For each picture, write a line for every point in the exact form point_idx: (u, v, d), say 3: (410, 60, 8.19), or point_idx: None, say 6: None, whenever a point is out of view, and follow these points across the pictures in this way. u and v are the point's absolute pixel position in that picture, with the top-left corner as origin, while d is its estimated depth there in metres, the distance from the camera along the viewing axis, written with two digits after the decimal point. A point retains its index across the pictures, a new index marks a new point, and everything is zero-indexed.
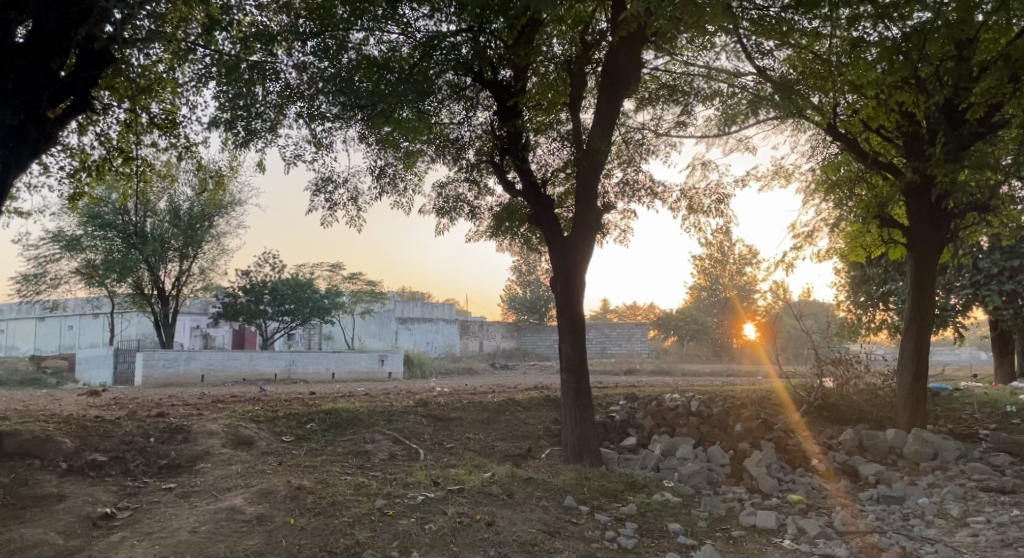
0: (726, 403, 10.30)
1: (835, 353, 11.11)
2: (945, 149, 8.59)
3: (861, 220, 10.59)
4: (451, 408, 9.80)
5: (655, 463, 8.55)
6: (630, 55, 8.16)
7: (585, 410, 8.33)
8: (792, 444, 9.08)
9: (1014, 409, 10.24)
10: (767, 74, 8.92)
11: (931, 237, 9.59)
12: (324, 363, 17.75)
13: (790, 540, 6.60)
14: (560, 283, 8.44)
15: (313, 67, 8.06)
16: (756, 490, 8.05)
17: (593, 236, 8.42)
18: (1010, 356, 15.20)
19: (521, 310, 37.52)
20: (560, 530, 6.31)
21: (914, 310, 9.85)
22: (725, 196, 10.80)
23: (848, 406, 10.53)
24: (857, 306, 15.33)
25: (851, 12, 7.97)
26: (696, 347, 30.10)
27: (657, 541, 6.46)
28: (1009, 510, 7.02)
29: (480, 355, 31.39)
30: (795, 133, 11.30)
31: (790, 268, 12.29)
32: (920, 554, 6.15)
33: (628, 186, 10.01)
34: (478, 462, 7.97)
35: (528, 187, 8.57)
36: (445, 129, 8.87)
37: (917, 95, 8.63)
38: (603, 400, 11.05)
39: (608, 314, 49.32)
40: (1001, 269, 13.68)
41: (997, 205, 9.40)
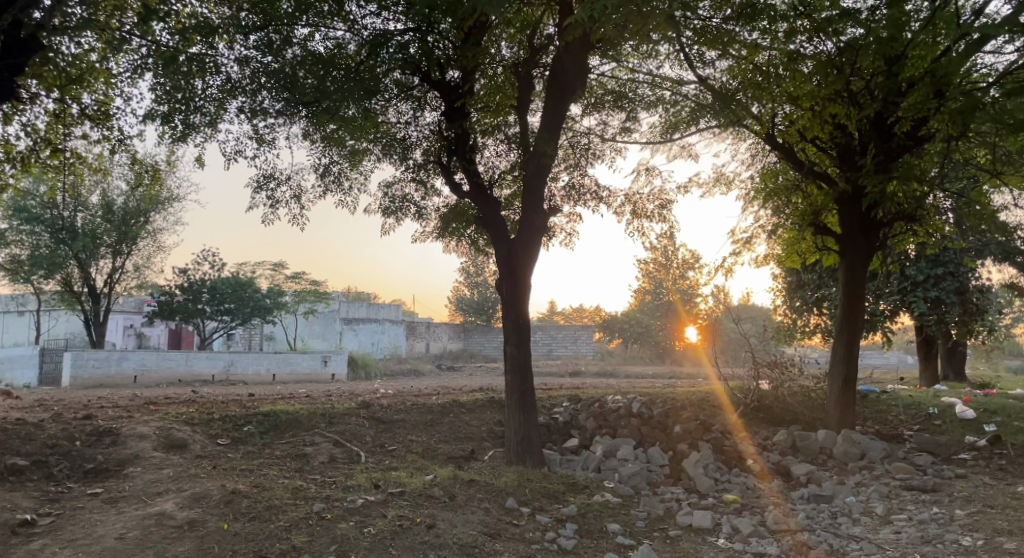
0: (666, 405, 10.51)
1: (771, 356, 11.44)
2: (875, 161, 9.00)
3: (796, 227, 10.94)
4: (394, 410, 9.73)
5: (597, 464, 8.65)
6: (576, 61, 8.25)
7: (528, 411, 8.38)
8: (729, 444, 9.31)
9: (936, 411, 10.73)
10: (709, 83, 9.16)
11: (862, 245, 9.96)
12: (265, 364, 17.38)
13: (725, 538, 6.76)
14: (506, 284, 8.44)
15: (255, 62, 7.89)
16: (693, 490, 8.22)
17: (539, 238, 8.48)
18: (934, 360, 15.84)
19: (468, 311, 37.58)
20: (500, 532, 6.33)
21: (846, 315, 10.23)
22: (668, 202, 11.04)
23: (782, 407, 10.86)
24: (793, 310, 15.82)
25: (788, 26, 8.36)
26: (640, 349, 30.64)
27: (597, 541, 6.54)
28: (929, 508, 7.34)
29: (426, 357, 31.26)
30: (735, 141, 11.62)
31: (730, 273, 12.58)
32: (846, 551, 6.36)
33: (574, 190, 10.11)
34: (420, 464, 7.93)
35: (475, 188, 8.55)
36: (392, 128, 8.78)
37: (849, 107, 8.95)
38: (547, 401, 11.15)
39: (556, 316, 49.71)
40: (927, 277, 14.36)
41: (923, 215, 9.85)
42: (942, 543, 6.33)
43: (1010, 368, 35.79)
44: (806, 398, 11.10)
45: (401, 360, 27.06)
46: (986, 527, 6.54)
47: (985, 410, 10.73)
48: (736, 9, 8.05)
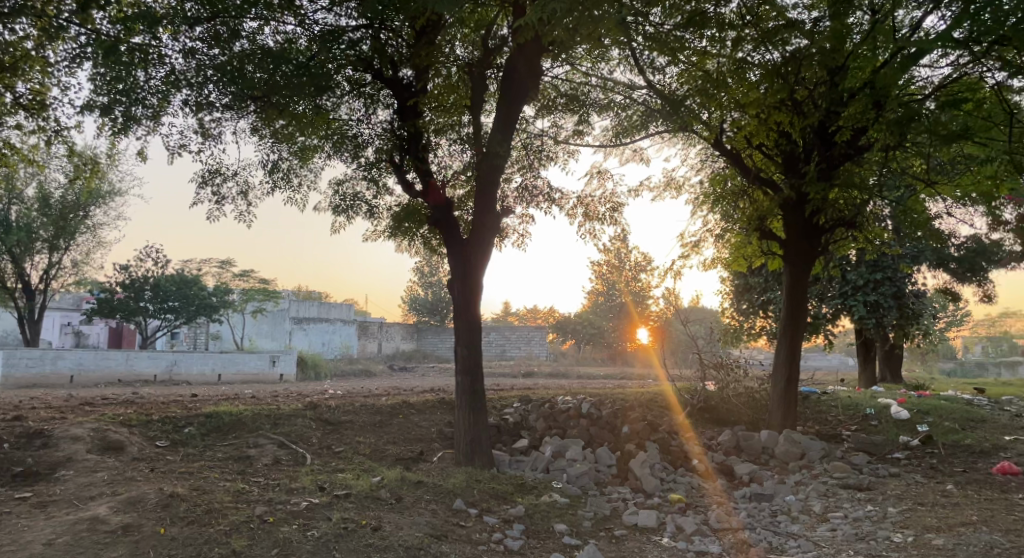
0: (615, 405, 10.62)
1: (717, 357, 11.67)
2: (818, 168, 9.28)
3: (743, 232, 11.20)
4: (342, 411, 9.60)
5: (545, 464, 8.69)
6: (529, 64, 8.27)
7: (478, 413, 8.36)
8: (675, 445, 9.46)
9: (873, 411, 11.09)
10: (658, 88, 9.28)
11: (806, 250, 10.23)
12: (210, 364, 16.97)
13: (669, 538, 6.85)
14: (457, 284, 8.43)
15: (201, 54, 7.69)
16: (639, 490, 8.31)
17: (492, 239, 8.47)
18: (873, 362, 16.33)
19: (422, 312, 37.44)
20: (447, 534, 6.30)
21: (789, 318, 10.50)
22: (619, 204, 11.17)
23: (727, 408, 11.08)
24: (740, 313, 16.20)
25: (736, 34, 8.57)
26: (593, 350, 30.98)
27: (543, 542, 6.56)
28: (864, 506, 7.57)
29: (379, 357, 30.98)
30: (685, 146, 11.81)
31: (678, 276, 12.78)
32: (784, 548, 6.52)
33: (527, 192, 10.13)
34: (367, 466, 7.84)
35: (428, 187, 8.52)
36: (343, 125, 8.64)
37: (794, 116, 9.15)
38: (498, 402, 11.17)
39: (510, 317, 49.78)
40: (867, 281, 14.83)
41: (862, 221, 10.15)
42: (875, 540, 6.52)
43: (944, 369, 37.28)
44: (751, 398, 11.33)
45: (352, 360, 26.94)
46: (917, 524, 6.76)
47: (918, 410, 11.13)
48: (687, 15, 8.19)
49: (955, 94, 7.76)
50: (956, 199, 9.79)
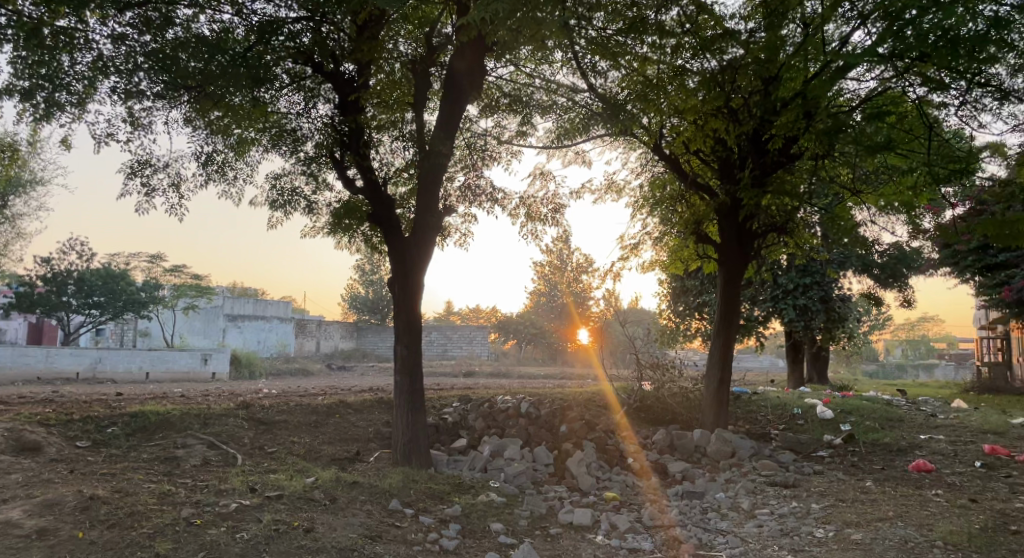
0: (553, 405, 10.70)
1: (654, 357, 11.90)
2: (752, 175, 9.56)
3: (680, 235, 11.47)
4: (275, 411, 9.40)
5: (483, 464, 8.70)
6: (474, 63, 8.27)
7: (416, 413, 8.30)
8: (611, 444, 9.59)
9: (800, 411, 11.50)
10: (600, 92, 9.39)
11: (740, 254, 10.52)
12: (137, 362, 16.40)
13: (603, 535, 6.94)
14: (398, 282, 8.36)
15: (131, 40, 7.41)
16: (575, 489, 8.39)
17: (433, 238, 8.43)
18: (801, 363, 16.91)
19: (362, 310, 37.00)
20: (382, 534, 6.23)
21: (723, 320, 10.78)
22: (561, 205, 11.26)
23: (663, 408, 11.32)
24: (676, 315, 16.60)
25: (675, 42, 8.79)
26: (534, 350, 31.24)
27: (479, 541, 6.55)
28: (789, 502, 7.83)
29: (317, 356, 30.45)
30: (626, 150, 11.99)
31: (617, 278, 12.97)
32: (713, 545, 6.70)
33: (469, 191, 10.11)
34: (301, 466, 7.69)
35: (369, 184, 8.41)
36: (282, 118, 8.46)
37: (730, 123, 9.40)
38: (437, 401, 11.11)
39: (451, 316, 49.67)
40: (796, 286, 15.39)
41: (792, 227, 10.53)
42: (798, 535, 6.76)
43: (867, 370, 38.99)
44: (685, 398, 11.59)
45: (288, 361, 25.71)
46: (837, 520, 7.04)
47: (842, 410, 11.59)
48: (628, 22, 8.37)
49: (879, 107, 8.11)
50: (879, 208, 10.24)
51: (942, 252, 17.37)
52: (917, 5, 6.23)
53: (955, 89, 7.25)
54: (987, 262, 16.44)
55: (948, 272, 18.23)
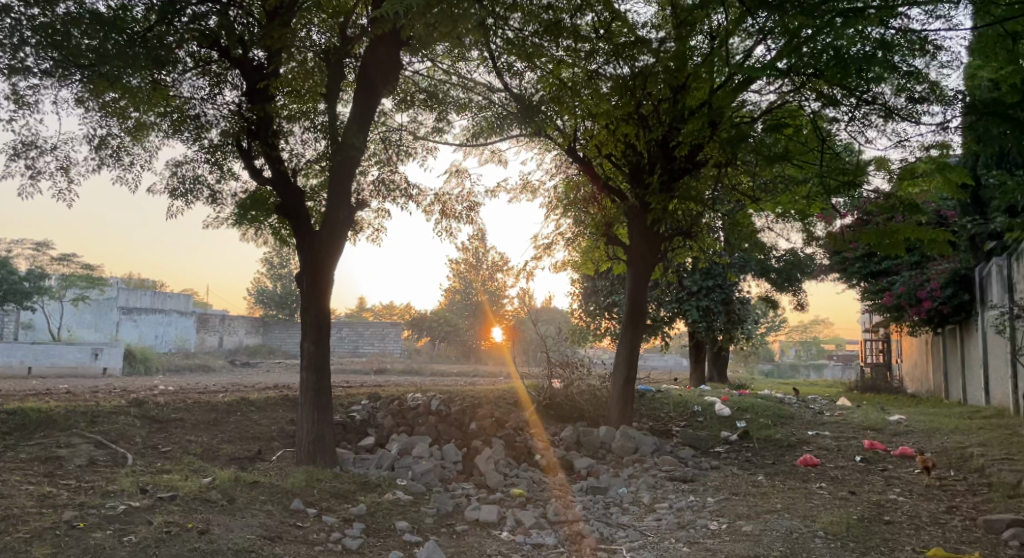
0: (463, 403, 10.72)
1: (563, 355, 12.11)
2: (661, 180, 9.86)
3: (592, 236, 11.72)
4: (172, 409, 8.97)
5: (390, 462, 8.61)
6: (388, 56, 8.18)
7: (323, 410, 8.13)
8: (520, 440, 9.69)
9: (700, 409, 11.98)
10: (516, 93, 9.48)
11: (648, 256, 10.83)
12: (17, 355, 15.39)
13: (508, 532, 7.01)
14: (307, 278, 8.15)
15: (16, 13, 6.89)
16: (482, 486, 8.42)
17: (344, 233, 8.26)
18: (703, 362, 17.60)
19: (270, 305, 35.98)
20: (282, 535, 6.06)
21: (630, 321, 11.08)
22: (476, 204, 11.29)
23: (571, 405, 11.52)
24: (587, 314, 17.10)
25: (589, 47, 8.99)
26: (447, 348, 31.16)
27: (382, 540, 6.47)
28: (686, 497, 8.13)
29: (220, 352, 29.37)
30: (542, 151, 12.14)
31: (530, 276, 13.13)
32: (614, 538, 6.88)
33: (383, 186, 9.96)
34: (197, 466, 7.39)
35: (278, 175, 8.16)
36: (184, 103, 8.11)
37: (639, 129, 9.69)
38: (345, 399, 10.91)
39: (364, 312, 48.93)
40: (700, 288, 16.05)
41: (696, 232, 10.95)
42: (694, 528, 7.03)
43: (763, 370, 41.11)
44: (593, 396, 11.83)
45: (190, 361, 22.37)
46: (730, 513, 7.36)
47: (738, 408, 12.15)
48: (544, 24, 8.51)
49: (778, 119, 8.52)
50: (777, 215, 10.77)
51: (832, 260, 18.52)
52: (813, 25, 6.57)
53: (845, 105, 7.71)
54: (871, 270, 17.64)
55: (836, 278, 19.46)
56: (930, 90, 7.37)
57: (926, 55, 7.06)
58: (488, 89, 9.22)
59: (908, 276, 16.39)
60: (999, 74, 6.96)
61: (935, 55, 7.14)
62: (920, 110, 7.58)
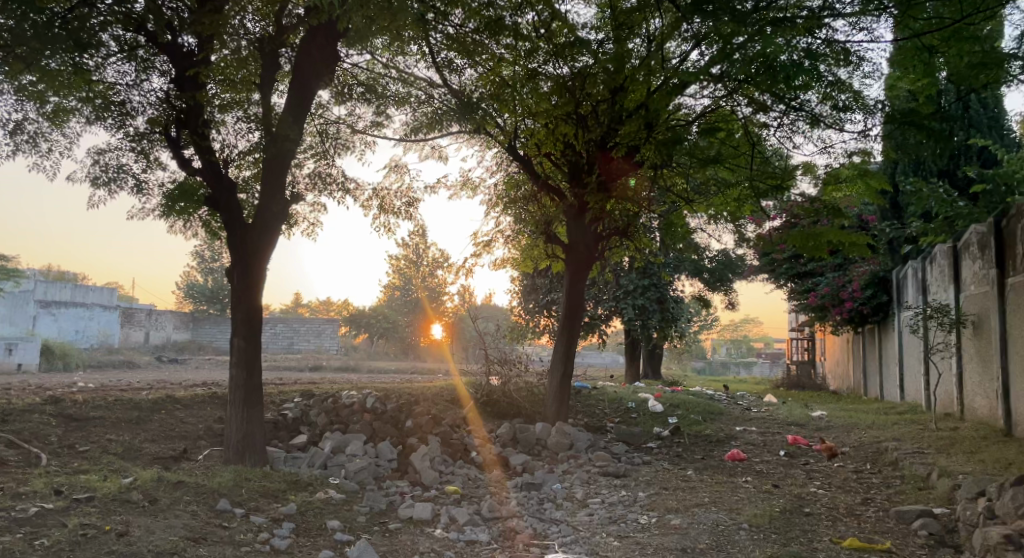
0: (400, 400, 10.64)
1: (501, 352, 12.14)
2: (599, 180, 9.96)
3: (531, 234, 11.81)
4: (91, 406, 8.60)
5: (323, 461, 8.47)
6: (324, 47, 8.01)
7: (253, 408, 7.93)
8: (456, 437, 9.66)
9: (634, 405, 12.21)
10: (457, 89, 9.44)
11: (585, 254, 10.94)
12: None
13: (441, 529, 6.97)
14: (238, 273, 7.94)
15: None
16: (417, 483, 8.36)
17: (278, 227, 8.06)
18: (638, 359, 17.93)
19: (200, 299, 34.94)
20: (206, 536, 5.88)
21: (567, 319, 11.18)
22: (415, 199, 11.20)
23: (508, 402, 11.56)
24: (526, 311, 17.24)
25: (530, 45, 9.02)
26: (385, 344, 30.86)
27: (312, 540, 6.34)
28: (619, 492, 8.26)
29: (146, 347, 28.38)
30: (482, 148, 12.13)
31: (469, 273, 13.12)
32: (547, 534, 6.93)
33: (319, 179, 9.77)
34: (117, 466, 7.12)
35: (208, 166, 7.91)
36: (108, 88, 7.78)
37: (577, 129, 9.78)
38: (277, 397, 10.67)
39: (299, 308, 47.94)
40: (636, 286, 16.34)
41: (633, 232, 11.13)
42: (625, 522, 7.15)
43: (695, 367, 42.20)
44: (530, 393, 11.90)
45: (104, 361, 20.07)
46: (660, 507, 7.52)
47: (671, 404, 12.43)
48: (484, 21, 8.55)
49: (712, 123, 8.71)
50: (710, 217, 11.05)
51: (761, 261, 19.13)
52: (745, 33, 6.75)
53: (775, 112, 7.96)
54: (798, 271, 18.31)
55: (765, 279, 20.12)
56: (854, 99, 7.62)
57: (850, 65, 7.33)
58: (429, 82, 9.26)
59: (832, 277, 17.04)
60: (915, 86, 7.30)
61: (859, 65, 7.42)
62: (844, 118, 7.84)
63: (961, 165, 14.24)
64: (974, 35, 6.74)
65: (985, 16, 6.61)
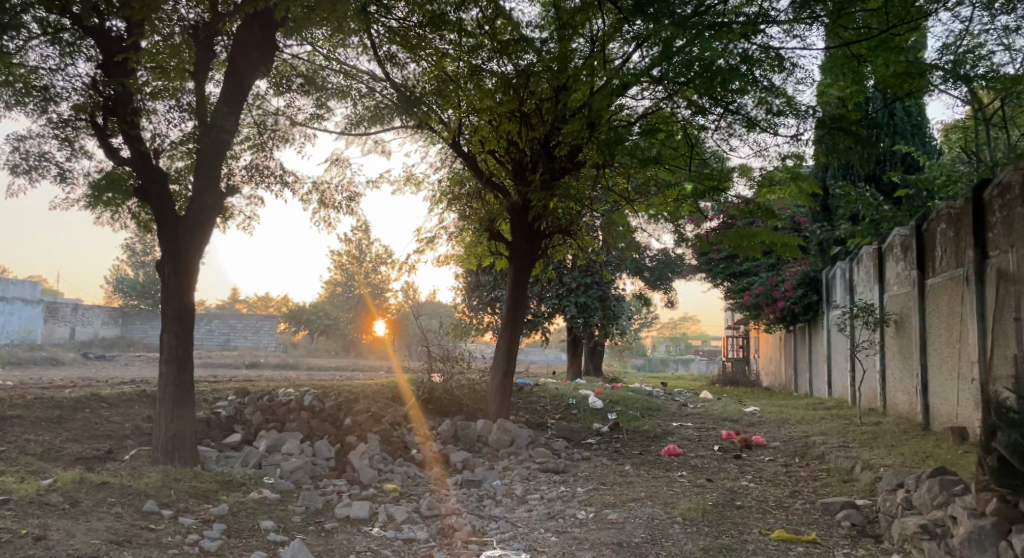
0: (339, 398, 10.49)
1: (444, 349, 12.10)
2: (542, 178, 10.01)
3: (475, 231, 11.79)
4: (9, 406, 8.19)
5: (257, 460, 8.26)
6: (259, 37, 7.79)
7: (183, 406, 7.68)
8: (396, 435, 9.55)
9: (575, 402, 12.32)
10: (400, 83, 9.33)
11: (527, 251, 10.96)
12: None
13: (379, 528, 6.89)
14: (169, 266, 7.67)
15: None
16: (355, 482, 8.25)
17: (212, 220, 7.82)
18: (580, 357, 18.10)
19: (131, 294, 33.78)
20: (131, 538, 5.67)
21: (510, 316, 11.20)
22: (356, 194, 11.04)
23: (450, 399, 11.52)
24: (470, 308, 17.25)
25: (474, 42, 9.00)
26: (326, 341, 30.40)
27: (244, 540, 6.17)
28: (558, 487, 8.33)
29: (71, 344, 27.24)
30: (426, 144, 12.04)
31: (411, 269, 13.02)
32: (485, 530, 6.93)
33: (256, 172, 9.53)
34: (36, 467, 6.80)
35: (138, 156, 7.62)
36: (30, 73, 7.41)
37: (521, 126, 9.86)
38: (210, 395, 10.37)
39: (237, 304, 46.72)
40: (579, 284, 16.53)
41: (576, 231, 11.22)
42: (563, 517, 7.20)
43: (635, 365, 42.92)
44: (472, 390, 11.88)
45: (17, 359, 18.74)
46: (598, 502, 7.61)
47: (610, 401, 12.60)
48: (426, 15, 8.58)
49: (653, 124, 8.83)
50: (650, 216, 11.23)
51: (700, 261, 19.58)
52: (683, 36, 6.87)
53: (713, 114, 8.12)
54: (734, 270, 18.81)
55: (703, 278, 20.60)
56: (787, 104, 7.84)
57: (783, 72, 7.53)
58: (371, 76, 9.12)
59: (766, 277, 17.62)
60: (844, 93, 7.44)
61: (792, 72, 7.62)
62: (777, 123, 8.05)
63: (887, 170, 14.85)
64: (898, 46, 7.08)
65: (908, 28, 6.94)
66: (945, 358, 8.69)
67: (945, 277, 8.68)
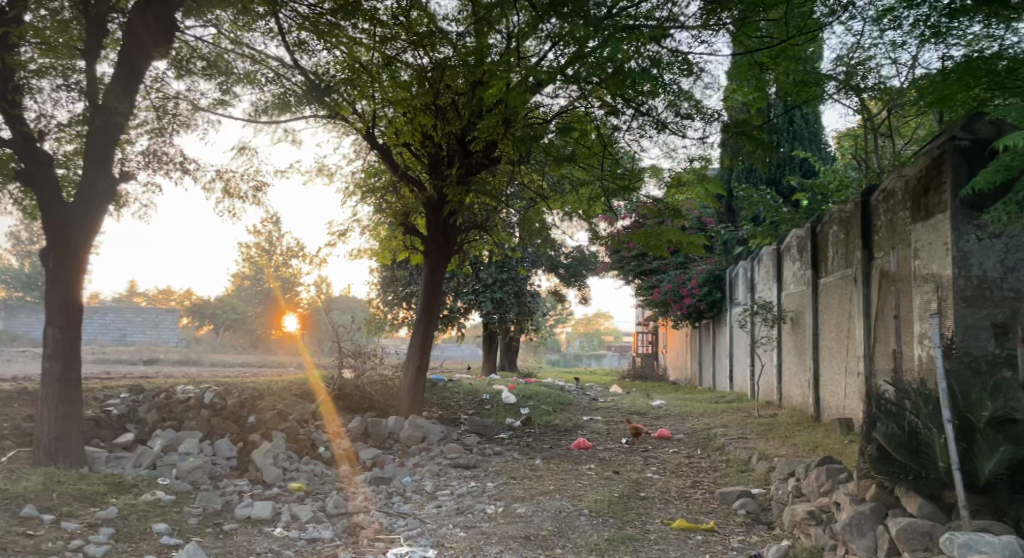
0: (242, 395, 10.12)
1: (355, 344, 11.86)
2: (458, 173, 9.96)
3: (388, 224, 11.61)
4: None
5: (151, 460, 7.83)
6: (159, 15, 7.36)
7: (71, 405, 7.21)
8: (303, 433, 9.27)
9: (488, 397, 12.32)
10: (311, 71, 9.04)
11: (442, 245, 10.86)
12: None
13: (282, 528, 6.66)
14: (55, 255, 7.17)
15: None
16: (258, 481, 7.96)
17: (103, 207, 7.35)
18: (494, 353, 18.16)
19: (15, 286, 31.64)
20: (5, 547, 5.28)
21: (425, 311, 11.09)
22: (263, 184, 10.67)
23: (361, 394, 11.29)
24: (385, 304, 17.00)
25: (389, 32, 8.81)
26: (231, 336, 29.36)
27: (135, 545, 5.83)
28: (468, 482, 8.32)
29: None
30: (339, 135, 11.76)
31: (322, 263, 12.71)
32: (393, 528, 6.82)
33: (154, 158, 9.04)
34: None
35: (20, 137, 7.07)
36: None
37: (437, 120, 9.76)
38: (101, 392, 9.80)
39: (135, 296, 44.50)
40: (493, 281, 16.57)
41: (491, 226, 11.22)
42: (472, 513, 7.19)
43: (549, 360, 43.45)
44: (384, 386, 11.70)
45: None
46: (507, 496, 7.64)
47: (523, 396, 12.68)
48: (339, 3, 8.35)
49: (567, 123, 8.90)
50: (564, 213, 11.35)
51: (612, 259, 19.98)
52: (596, 36, 6.93)
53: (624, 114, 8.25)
54: (643, 268, 19.30)
55: (614, 276, 21.05)
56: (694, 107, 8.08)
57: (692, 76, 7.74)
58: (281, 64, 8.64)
59: (674, 275, 18.12)
60: (748, 98, 7.75)
61: (699, 76, 7.83)
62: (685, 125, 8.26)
63: (787, 175, 15.54)
64: (797, 55, 7.40)
65: (807, 39, 7.27)
66: (836, 353, 9.17)
67: (836, 278, 9.15)
